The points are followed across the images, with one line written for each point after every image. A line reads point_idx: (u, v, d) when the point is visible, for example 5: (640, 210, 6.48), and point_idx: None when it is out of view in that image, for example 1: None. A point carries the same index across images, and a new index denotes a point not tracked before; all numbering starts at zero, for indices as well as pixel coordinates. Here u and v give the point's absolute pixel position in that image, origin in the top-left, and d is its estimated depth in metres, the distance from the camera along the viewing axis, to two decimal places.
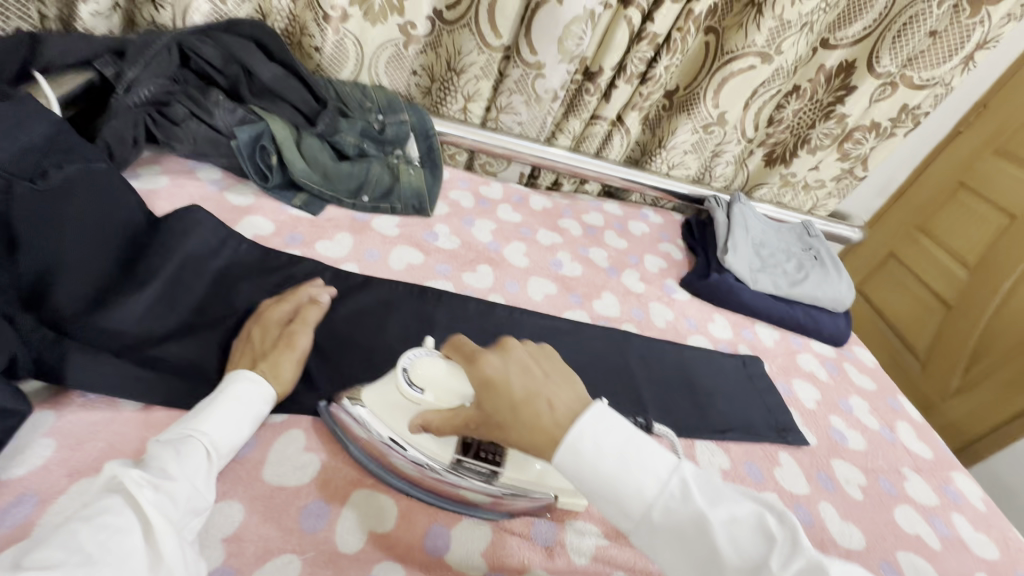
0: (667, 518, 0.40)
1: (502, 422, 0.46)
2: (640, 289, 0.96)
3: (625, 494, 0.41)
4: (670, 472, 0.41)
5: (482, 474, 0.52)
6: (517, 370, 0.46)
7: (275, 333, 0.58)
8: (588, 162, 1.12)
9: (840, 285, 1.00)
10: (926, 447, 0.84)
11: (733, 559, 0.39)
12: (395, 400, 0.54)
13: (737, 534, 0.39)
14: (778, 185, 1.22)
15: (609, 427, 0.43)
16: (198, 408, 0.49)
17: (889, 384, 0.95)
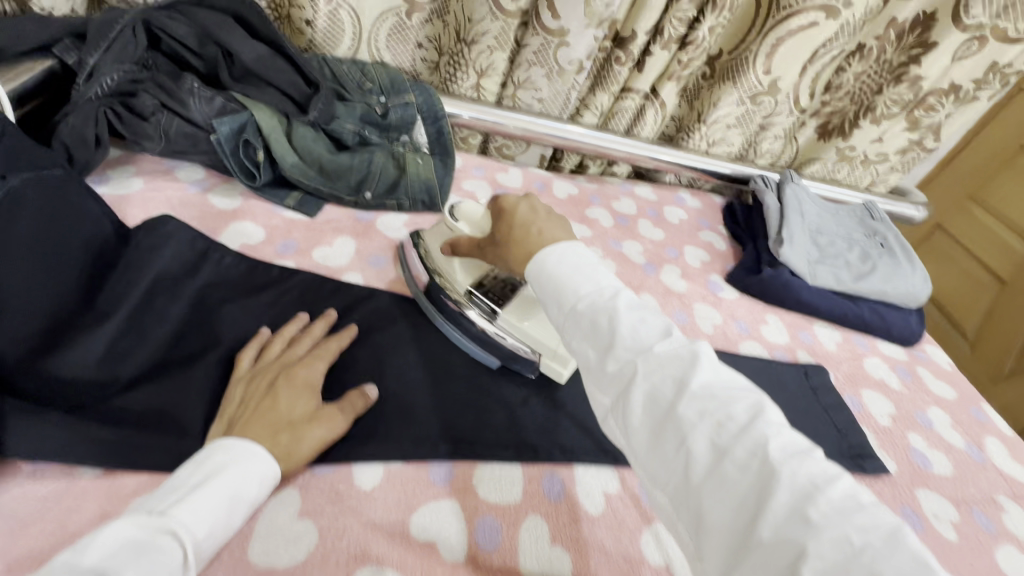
0: (591, 311, 0.42)
1: (505, 237, 0.53)
2: (682, 287, 0.84)
3: (566, 287, 0.44)
4: (613, 287, 0.44)
5: (484, 310, 0.61)
6: (525, 207, 0.53)
7: (308, 400, 0.49)
8: (617, 143, 1.00)
9: (913, 278, 0.87)
10: (1021, 468, 0.73)
11: (629, 344, 0.40)
12: (442, 230, 0.66)
13: (642, 329, 0.41)
14: (834, 160, 1.08)
15: (570, 250, 0.46)
16: (177, 487, 0.38)
17: (970, 390, 0.83)
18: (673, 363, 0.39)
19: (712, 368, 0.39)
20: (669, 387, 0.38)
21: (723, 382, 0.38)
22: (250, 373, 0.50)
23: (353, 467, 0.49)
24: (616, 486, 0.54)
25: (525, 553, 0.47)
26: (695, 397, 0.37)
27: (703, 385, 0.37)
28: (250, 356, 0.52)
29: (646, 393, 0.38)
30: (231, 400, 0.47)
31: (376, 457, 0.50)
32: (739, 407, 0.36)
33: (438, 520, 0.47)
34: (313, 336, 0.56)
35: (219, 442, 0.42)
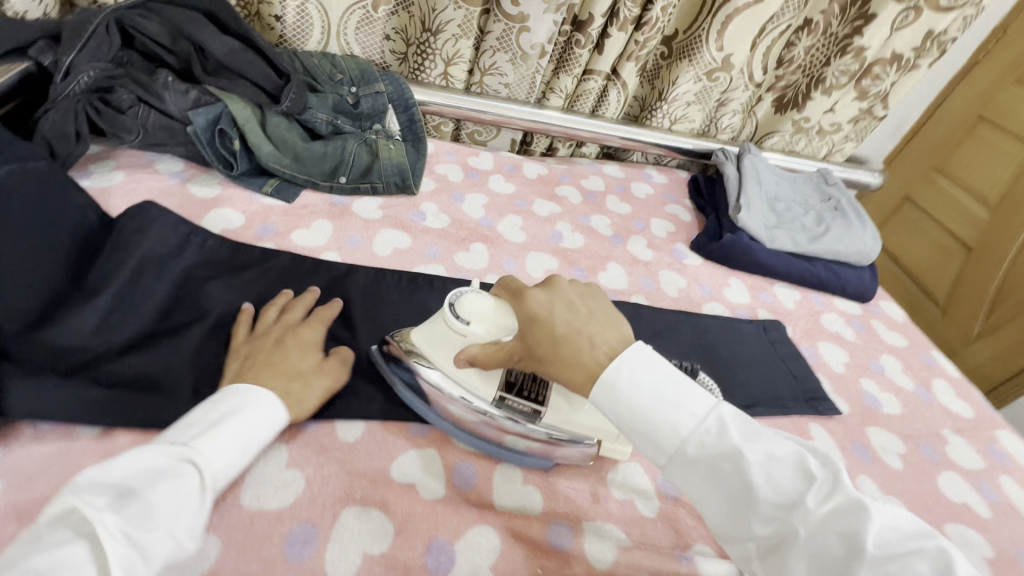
0: (707, 455, 0.41)
1: (549, 356, 0.48)
2: (648, 256, 0.89)
3: (661, 429, 0.42)
4: (710, 414, 0.42)
5: (526, 415, 0.52)
6: (562, 306, 0.49)
7: (311, 355, 0.54)
8: (583, 124, 1.04)
9: (865, 237, 0.92)
10: (966, 405, 0.78)
11: (768, 495, 0.39)
12: (442, 333, 0.54)
13: (777, 474, 0.40)
14: (791, 132, 1.13)
15: (644, 366, 0.44)
16: (198, 424, 0.43)
17: (921, 339, 0.88)
18: (833, 515, 0.37)
19: (879, 517, 0.37)
20: (836, 545, 0.36)
21: (893, 532, 0.37)
22: (252, 337, 0.55)
23: (336, 423, 0.52)
24: None
25: (498, 491, 0.51)
26: (874, 559, 0.35)
27: (878, 542, 0.36)
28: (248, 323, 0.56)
29: (809, 550, 0.37)
30: (236, 358, 0.52)
31: (357, 413, 0.53)
32: (921, 562, 0.35)
33: (417, 466, 0.51)
34: (307, 303, 0.60)
35: (232, 387, 0.47)
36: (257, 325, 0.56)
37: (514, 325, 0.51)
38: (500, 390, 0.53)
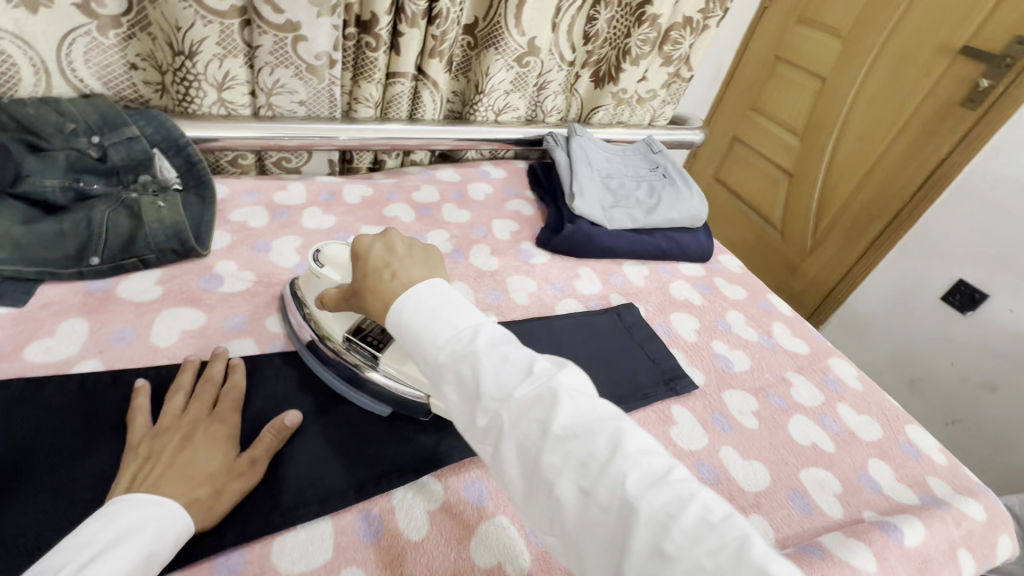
0: (453, 362, 0.42)
1: (359, 287, 0.52)
2: (492, 265, 0.84)
3: (425, 336, 0.44)
4: (471, 330, 0.43)
5: (362, 359, 0.59)
6: (381, 246, 0.53)
7: (227, 450, 0.50)
8: (400, 132, 0.95)
9: (693, 200, 0.96)
10: (802, 342, 0.84)
11: (491, 389, 0.40)
12: (313, 278, 0.63)
13: (504, 370, 0.41)
14: (613, 104, 1.15)
15: (428, 291, 0.46)
16: (81, 550, 0.37)
17: (757, 286, 0.94)
18: (539, 407, 0.39)
19: (576, 408, 0.39)
20: (536, 433, 0.39)
21: (584, 414, 0.39)
22: (151, 433, 0.50)
23: None
24: (439, 500, 0.53)
25: None
26: (557, 439, 0.38)
27: (566, 427, 0.38)
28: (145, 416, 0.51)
29: (520, 443, 0.39)
30: (132, 461, 0.47)
31: None
32: (599, 442, 0.37)
33: None
34: (213, 381, 0.55)
35: (128, 497, 0.42)
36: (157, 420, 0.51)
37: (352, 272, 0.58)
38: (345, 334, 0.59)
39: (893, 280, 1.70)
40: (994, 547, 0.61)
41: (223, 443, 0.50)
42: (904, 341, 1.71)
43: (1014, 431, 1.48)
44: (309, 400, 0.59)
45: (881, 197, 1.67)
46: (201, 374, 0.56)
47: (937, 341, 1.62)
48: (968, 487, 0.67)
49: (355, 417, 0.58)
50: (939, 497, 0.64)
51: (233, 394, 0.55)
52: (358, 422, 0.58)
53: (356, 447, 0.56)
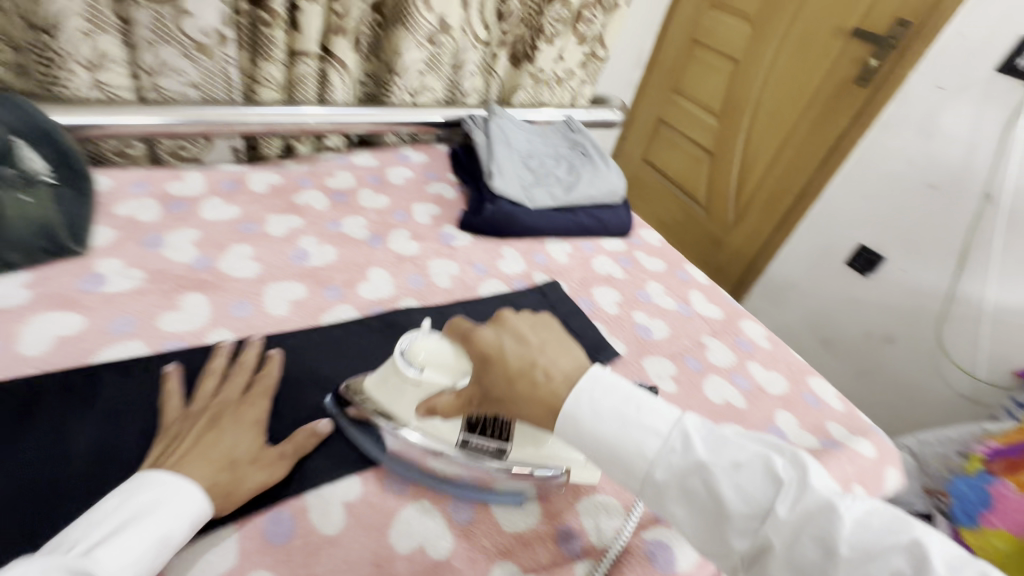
0: (677, 476, 0.42)
1: (504, 397, 0.47)
2: (413, 250, 0.82)
3: (629, 450, 0.43)
4: (676, 433, 0.43)
5: (490, 454, 0.52)
6: (512, 339, 0.48)
7: (253, 439, 0.50)
8: (309, 116, 0.90)
9: (610, 176, 0.98)
10: (716, 308, 0.89)
11: (740, 507, 0.40)
12: (393, 382, 0.51)
13: (744, 482, 0.40)
14: (532, 85, 1.16)
15: (600, 389, 0.45)
16: (98, 528, 0.39)
17: (676, 258, 0.98)
18: (806, 519, 0.38)
19: (850, 517, 0.38)
20: (812, 550, 0.38)
21: (862, 526, 0.38)
22: (183, 415, 0.50)
23: None
24: (359, 490, 0.51)
25: None
26: (844, 559, 0.37)
27: (850, 545, 0.37)
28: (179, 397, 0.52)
29: (789, 562, 0.38)
30: (159, 442, 0.47)
31: None
32: (895, 557, 0.36)
33: None
34: (247, 369, 0.56)
35: (150, 473, 0.43)
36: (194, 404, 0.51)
37: (468, 367, 0.50)
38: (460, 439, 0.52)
39: (804, 247, 1.83)
40: (882, 480, 0.68)
41: (253, 431, 0.50)
42: (816, 304, 1.84)
43: (909, 378, 1.64)
44: None
45: (791, 172, 1.79)
46: (235, 359, 0.57)
47: (843, 301, 1.76)
48: (862, 428, 0.73)
49: None
50: (836, 440, 0.70)
51: (265, 380, 0.55)
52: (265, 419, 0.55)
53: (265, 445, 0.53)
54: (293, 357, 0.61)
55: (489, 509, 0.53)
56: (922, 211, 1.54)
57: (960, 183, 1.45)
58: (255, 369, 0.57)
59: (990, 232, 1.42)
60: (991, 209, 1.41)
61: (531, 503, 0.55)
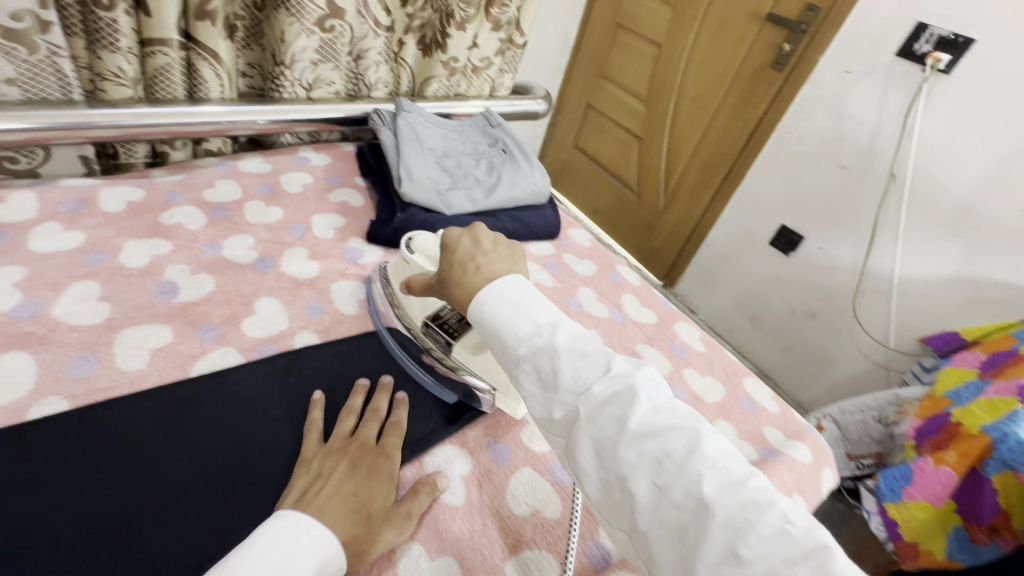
0: (532, 355, 0.40)
1: (444, 282, 0.51)
2: (312, 271, 0.71)
3: (505, 330, 0.42)
4: (549, 323, 0.42)
5: (439, 341, 0.62)
6: (469, 241, 0.52)
7: (385, 493, 0.48)
8: (177, 115, 0.75)
9: (534, 175, 0.91)
10: (649, 311, 0.84)
11: (569, 382, 0.38)
12: (399, 265, 0.66)
13: (585, 367, 0.39)
14: (446, 75, 1.06)
15: (508, 284, 0.45)
16: (257, 571, 0.37)
17: (607, 259, 0.93)
18: (614, 403, 0.37)
19: (655, 405, 0.36)
20: (611, 426, 0.36)
21: (662, 414, 0.36)
22: (321, 451, 0.50)
23: None
24: None
25: None
26: (635, 438, 0.35)
27: (644, 423, 0.36)
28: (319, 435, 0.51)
29: (592, 433, 0.36)
30: (303, 476, 0.47)
31: None
32: (675, 439, 0.35)
33: None
34: (379, 414, 0.55)
35: (300, 515, 0.41)
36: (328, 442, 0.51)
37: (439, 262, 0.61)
38: (427, 317, 0.63)
39: (731, 230, 1.87)
40: (819, 483, 0.67)
41: (387, 481, 0.49)
42: (745, 285, 1.89)
43: (831, 351, 1.72)
44: (36, 496, 0.43)
45: (717, 157, 1.80)
46: (370, 400, 0.57)
47: (771, 282, 1.82)
48: (797, 429, 0.72)
49: (110, 506, 0.44)
50: (774, 447, 0.68)
51: (396, 430, 0.54)
52: (114, 513, 0.43)
53: (112, 548, 0.42)
54: (148, 426, 0.49)
55: None
56: (836, 191, 1.60)
57: (870, 163, 1.51)
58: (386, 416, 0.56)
59: (896, 209, 1.50)
60: (896, 187, 1.48)
61: (453, 572, 0.47)
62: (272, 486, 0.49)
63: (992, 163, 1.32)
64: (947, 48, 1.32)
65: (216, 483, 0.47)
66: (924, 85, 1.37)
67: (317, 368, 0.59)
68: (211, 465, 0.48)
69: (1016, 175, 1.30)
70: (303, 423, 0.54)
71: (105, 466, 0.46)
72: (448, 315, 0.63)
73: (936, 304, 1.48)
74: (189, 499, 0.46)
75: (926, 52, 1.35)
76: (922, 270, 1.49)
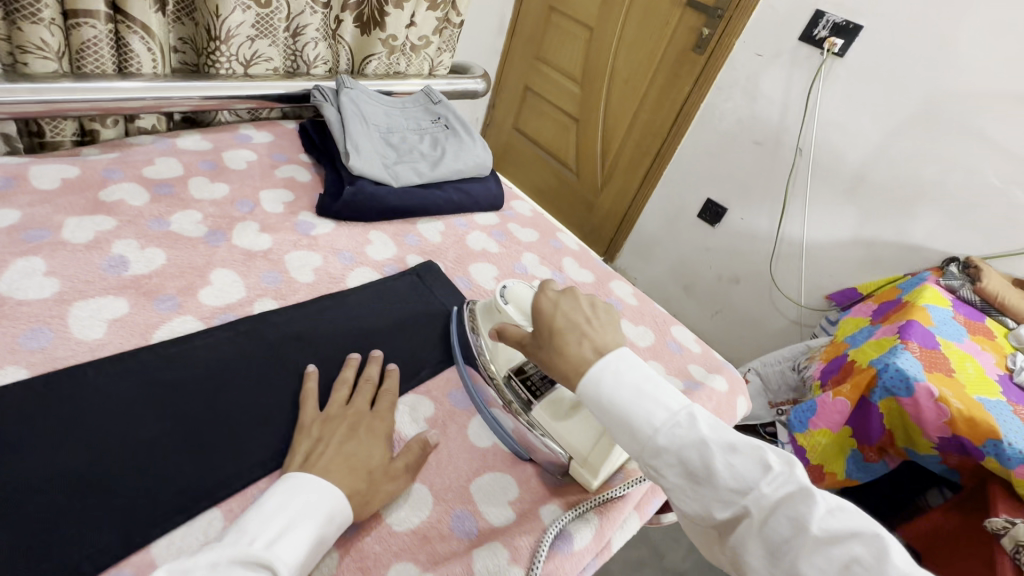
0: (677, 447, 0.44)
1: (547, 351, 0.53)
2: (265, 244, 0.73)
3: (639, 419, 0.45)
4: (683, 410, 0.46)
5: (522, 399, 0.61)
6: (567, 309, 0.55)
7: (382, 450, 0.53)
8: (110, 90, 0.74)
9: (477, 149, 0.96)
10: (588, 272, 0.92)
11: (728, 480, 0.42)
12: (491, 311, 0.65)
13: (739, 464, 0.43)
14: (386, 53, 1.08)
15: (627, 366, 0.48)
16: (269, 524, 0.43)
17: (548, 227, 1.00)
18: (783, 502, 0.41)
19: (824, 505, 0.41)
20: (785, 528, 0.40)
21: (834, 516, 0.40)
22: (319, 416, 0.54)
23: None
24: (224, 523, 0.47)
25: None
26: (817, 541, 0.39)
27: (823, 527, 0.40)
28: (314, 400, 0.56)
29: (761, 531, 0.41)
30: (305, 441, 0.52)
31: None
32: (856, 544, 0.39)
33: None
34: (372, 381, 0.60)
35: (305, 476, 0.47)
36: (327, 413, 0.55)
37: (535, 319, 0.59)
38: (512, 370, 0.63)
39: (663, 204, 2.01)
40: (735, 408, 0.78)
41: (383, 439, 0.54)
42: (677, 255, 2.04)
43: (753, 311, 1.91)
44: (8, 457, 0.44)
45: (647, 135, 1.92)
46: (361, 371, 0.61)
47: (699, 250, 1.98)
48: (717, 365, 0.82)
49: (87, 461, 0.46)
50: (697, 380, 0.78)
51: (388, 395, 0.59)
52: (92, 467, 0.45)
53: (96, 498, 0.44)
54: (115, 388, 0.51)
55: (382, 516, 0.50)
56: (752, 165, 1.76)
57: (778, 139, 1.68)
58: (377, 382, 0.61)
59: (803, 180, 1.67)
60: (801, 160, 1.66)
61: (422, 495, 0.53)
62: (245, 435, 0.52)
63: (878, 136, 1.52)
64: (840, 34, 1.48)
65: (185, 437, 0.50)
66: (822, 67, 1.54)
67: (279, 331, 0.62)
68: (186, 419, 0.51)
69: (899, 147, 1.49)
70: (270, 380, 0.57)
71: (75, 427, 0.47)
72: (532, 371, 0.63)
73: (838, 263, 1.68)
74: (165, 450, 0.49)
75: (823, 37, 1.51)
76: (825, 233, 1.68)
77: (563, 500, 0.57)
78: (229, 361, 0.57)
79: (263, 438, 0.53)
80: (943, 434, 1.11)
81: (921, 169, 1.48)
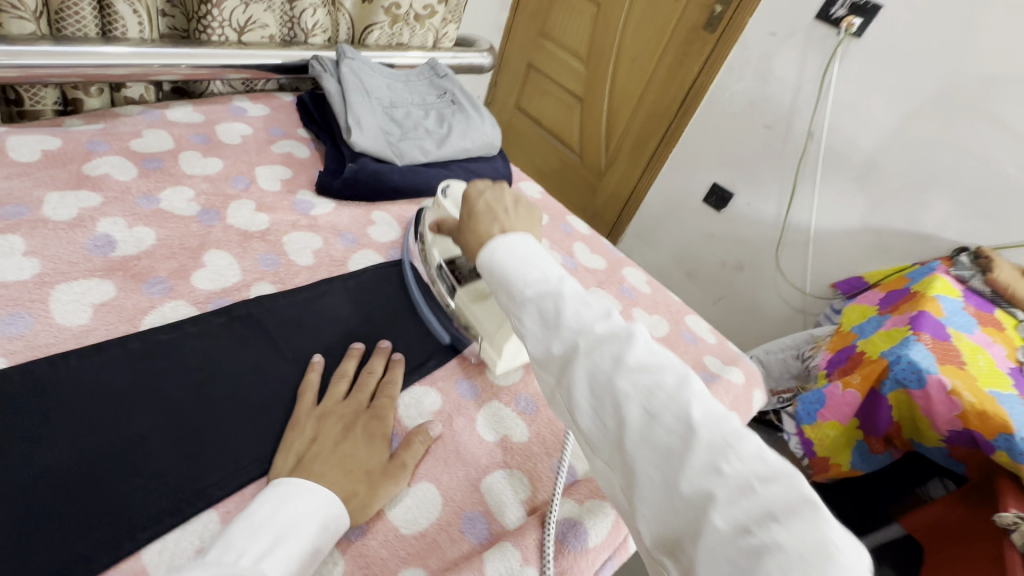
0: (537, 297, 0.42)
1: (463, 235, 0.55)
2: (262, 224, 0.68)
3: (513, 275, 0.44)
4: (557, 275, 0.44)
5: (448, 283, 0.66)
6: (486, 202, 0.55)
7: (381, 449, 0.49)
8: (93, 53, 0.68)
9: (484, 126, 0.91)
10: (599, 258, 0.89)
11: (570, 321, 0.39)
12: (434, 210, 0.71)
13: (586, 312, 0.40)
14: (388, 23, 1.02)
15: (519, 241, 0.47)
16: (257, 538, 0.39)
17: (557, 210, 0.96)
18: (611, 340, 0.38)
19: (648, 346, 0.38)
20: (608, 361, 0.37)
21: (656, 356, 0.37)
22: (315, 408, 0.51)
23: None
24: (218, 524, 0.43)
25: None
26: (631, 371, 0.36)
27: (640, 360, 0.36)
28: (312, 392, 0.52)
29: (587, 366, 0.37)
30: (298, 440, 0.48)
31: None
32: (667, 376, 0.36)
33: None
34: (376, 372, 0.56)
35: (293, 483, 0.43)
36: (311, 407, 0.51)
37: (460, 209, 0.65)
38: (444, 259, 0.68)
39: (669, 188, 1.96)
40: (751, 402, 0.75)
41: (380, 439, 0.50)
42: (681, 240, 2.00)
43: (757, 299, 1.88)
44: None
45: (654, 116, 1.86)
46: (363, 362, 0.57)
47: (703, 237, 1.94)
48: (733, 357, 0.79)
49: (70, 460, 0.42)
50: (713, 372, 0.75)
51: (389, 388, 0.55)
52: (75, 466, 0.42)
53: (80, 500, 0.41)
54: (101, 379, 0.47)
55: (383, 511, 0.47)
56: (761, 149, 1.71)
57: (789, 123, 1.63)
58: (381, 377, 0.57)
59: (813, 166, 1.63)
60: (813, 145, 1.61)
61: (432, 495, 0.50)
62: (241, 427, 0.49)
63: (894, 121, 1.47)
64: (859, 13, 1.42)
65: (174, 431, 0.47)
66: (839, 48, 1.48)
67: (274, 320, 0.58)
68: (175, 412, 0.48)
69: (914, 133, 1.45)
70: (266, 369, 0.54)
71: (57, 421, 0.44)
72: (462, 264, 0.67)
73: (846, 252, 1.65)
74: (154, 445, 0.45)
75: (841, 16, 1.45)
76: (834, 221, 1.64)
77: (576, 495, 0.54)
78: (222, 353, 0.53)
79: (258, 433, 0.49)
80: (954, 428, 1.10)
81: (935, 157, 1.44)
